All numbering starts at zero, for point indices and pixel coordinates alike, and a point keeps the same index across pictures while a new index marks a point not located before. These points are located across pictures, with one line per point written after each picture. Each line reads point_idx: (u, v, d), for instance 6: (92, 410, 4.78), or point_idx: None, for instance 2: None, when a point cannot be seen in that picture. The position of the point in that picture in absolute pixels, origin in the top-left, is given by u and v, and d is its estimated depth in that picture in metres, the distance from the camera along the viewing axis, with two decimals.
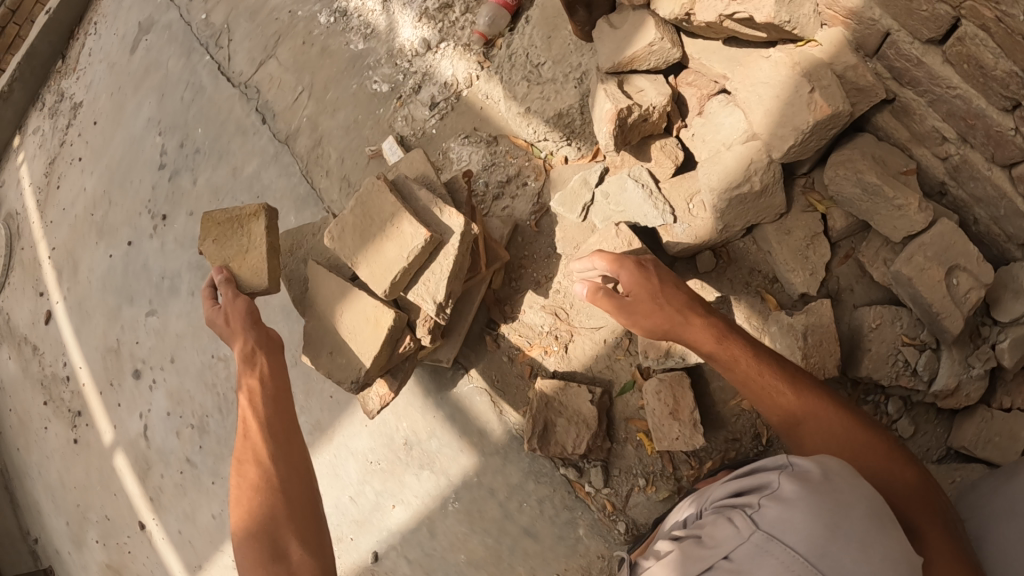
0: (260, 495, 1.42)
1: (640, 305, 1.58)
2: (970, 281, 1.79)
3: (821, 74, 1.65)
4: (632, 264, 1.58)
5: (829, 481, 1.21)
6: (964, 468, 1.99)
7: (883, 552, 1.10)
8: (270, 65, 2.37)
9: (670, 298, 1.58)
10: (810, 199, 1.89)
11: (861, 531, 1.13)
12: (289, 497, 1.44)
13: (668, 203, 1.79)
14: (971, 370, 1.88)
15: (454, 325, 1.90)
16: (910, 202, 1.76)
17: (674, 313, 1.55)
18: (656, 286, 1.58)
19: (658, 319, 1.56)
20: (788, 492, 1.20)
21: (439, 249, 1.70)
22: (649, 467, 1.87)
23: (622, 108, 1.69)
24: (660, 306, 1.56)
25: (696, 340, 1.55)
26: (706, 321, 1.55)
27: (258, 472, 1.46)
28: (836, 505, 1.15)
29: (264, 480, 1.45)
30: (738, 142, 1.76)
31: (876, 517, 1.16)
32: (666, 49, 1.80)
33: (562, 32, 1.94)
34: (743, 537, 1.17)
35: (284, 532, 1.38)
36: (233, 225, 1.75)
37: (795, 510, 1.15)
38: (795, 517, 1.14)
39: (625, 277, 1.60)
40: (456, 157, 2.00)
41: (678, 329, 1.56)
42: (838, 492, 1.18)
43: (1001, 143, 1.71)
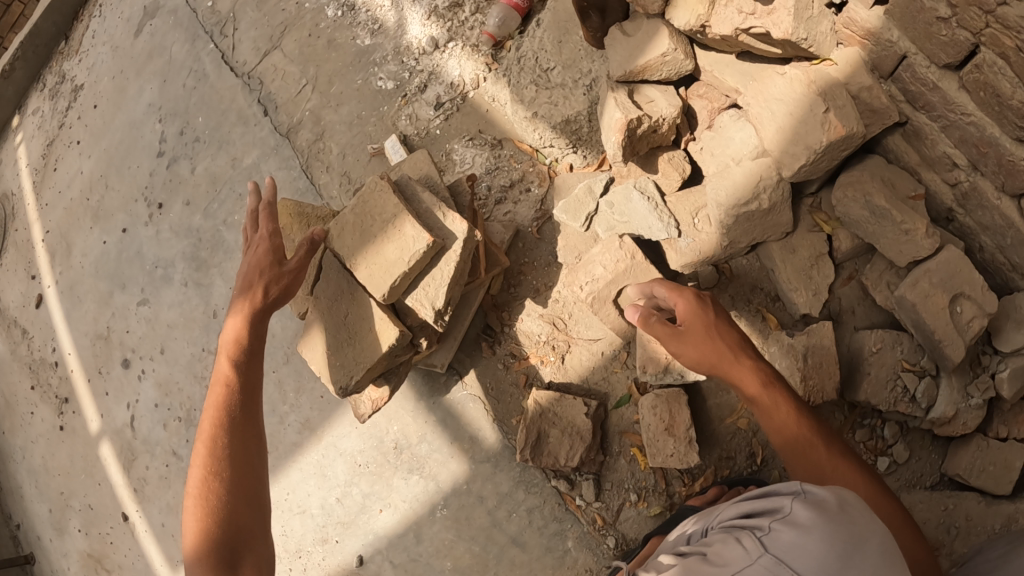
0: (222, 487, 1.44)
1: (692, 340, 1.54)
2: (974, 310, 1.77)
3: (837, 93, 1.62)
4: (693, 296, 1.56)
5: (844, 511, 1.20)
6: (959, 496, 1.97)
7: None
8: (275, 56, 2.33)
9: (724, 337, 1.54)
10: (816, 218, 1.87)
11: (873, 563, 1.12)
12: (247, 477, 1.47)
13: (673, 216, 1.76)
14: (970, 399, 1.88)
15: (450, 330, 1.88)
16: (918, 228, 1.74)
17: (728, 351, 1.52)
18: (713, 321, 1.55)
19: (722, 357, 1.52)
20: (801, 518, 1.20)
21: (439, 255, 1.65)
22: (642, 482, 1.85)
23: (632, 118, 1.66)
24: (722, 343, 1.53)
25: (739, 380, 1.51)
26: (751, 362, 1.51)
27: (218, 463, 1.46)
28: (849, 537, 1.14)
29: (223, 472, 1.45)
30: (748, 157, 1.74)
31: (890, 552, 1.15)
32: (680, 60, 1.77)
33: (574, 37, 1.90)
34: (752, 559, 1.18)
35: (245, 528, 1.43)
36: (305, 221, 1.85)
37: (807, 537, 1.15)
38: (807, 545, 1.14)
39: (690, 312, 1.56)
40: (459, 159, 1.98)
41: (726, 366, 1.52)
42: (853, 524, 1.17)
43: (1012, 173, 1.69)
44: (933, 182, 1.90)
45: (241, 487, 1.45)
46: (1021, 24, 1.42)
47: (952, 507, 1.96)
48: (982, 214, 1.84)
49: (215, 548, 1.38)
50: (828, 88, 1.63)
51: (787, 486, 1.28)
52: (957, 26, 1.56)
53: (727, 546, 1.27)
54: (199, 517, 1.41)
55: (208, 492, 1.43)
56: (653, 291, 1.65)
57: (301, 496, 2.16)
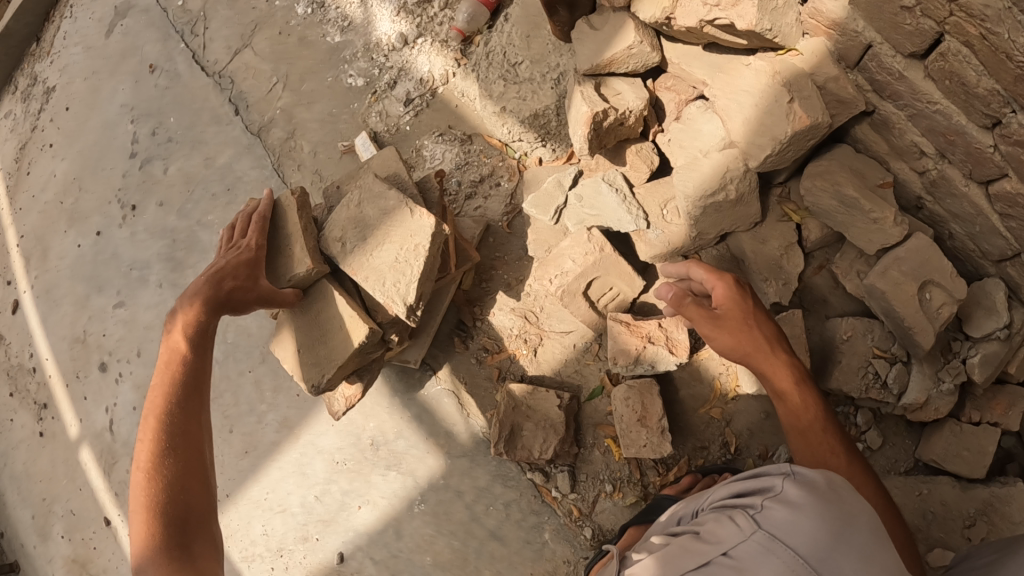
0: (168, 465, 1.38)
1: (725, 330, 1.54)
2: (943, 296, 1.78)
3: (802, 83, 1.63)
4: (733, 281, 1.54)
5: (834, 492, 1.18)
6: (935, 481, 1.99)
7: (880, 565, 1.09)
8: (246, 54, 2.32)
9: (759, 326, 1.54)
10: (784, 208, 1.87)
11: (863, 539, 1.11)
12: (188, 449, 1.42)
13: (642, 207, 1.77)
14: (941, 384, 1.89)
15: (423, 326, 1.87)
16: (886, 216, 1.75)
17: (761, 342, 1.53)
18: (751, 309, 1.54)
19: (755, 347, 1.53)
20: (793, 496, 1.17)
21: (408, 250, 1.63)
22: (616, 472, 1.86)
23: (598, 112, 1.65)
24: (756, 333, 1.53)
25: (766, 371, 1.53)
26: (785, 357, 1.53)
27: (158, 444, 1.40)
28: (843, 516, 1.12)
29: (169, 450, 1.40)
30: (715, 149, 1.72)
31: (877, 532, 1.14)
32: (645, 53, 1.77)
33: (542, 33, 1.89)
34: (745, 534, 1.14)
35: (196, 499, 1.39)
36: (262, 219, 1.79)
37: (801, 515, 1.13)
38: (801, 520, 1.12)
39: (729, 300, 1.55)
40: (429, 155, 1.97)
41: (757, 355, 1.53)
42: (843, 501, 1.15)
43: (980, 161, 1.70)
44: (902, 170, 1.91)
45: (186, 461, 1.41)
46: (984, 13, 1.41)
47: (927, 492, 1.96)
48: (951, 201, 1.86)
49: (164, 527, 1.32)
50: (793, 79, 1.65)
51: (777, 465, 1.25)
52: (921, 15, 1.55)
53: (719, 524, 1.22)
54: (143, 501, 1.35)
55: (151, 474, 1.37)
56: (689, 273, 1.63)
57: (281, 495, 2.15)
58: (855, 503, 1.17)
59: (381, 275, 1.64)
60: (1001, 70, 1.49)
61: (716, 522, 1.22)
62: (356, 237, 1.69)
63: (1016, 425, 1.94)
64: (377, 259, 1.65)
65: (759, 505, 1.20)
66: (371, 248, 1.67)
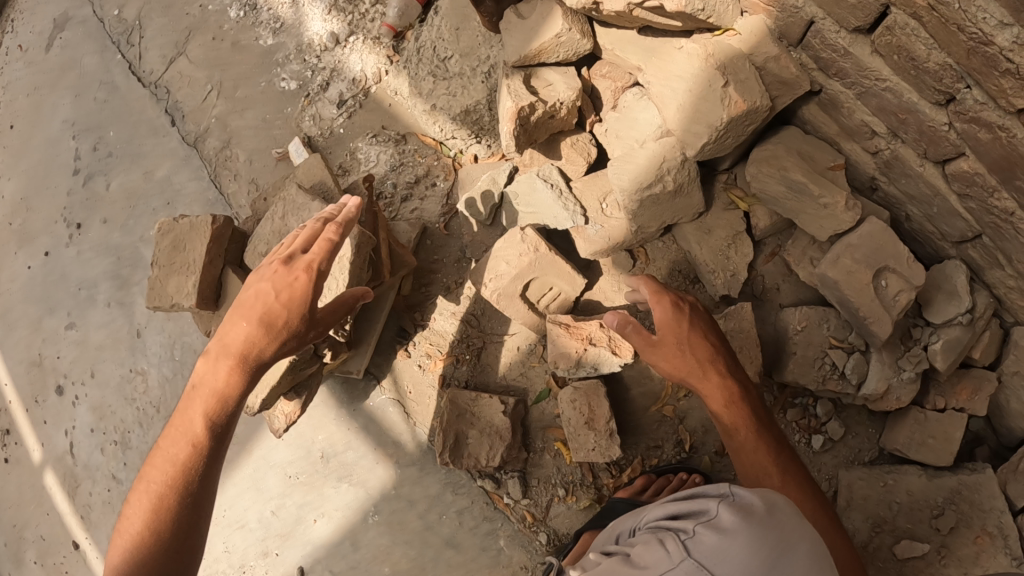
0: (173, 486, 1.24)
1: (664, 349, 1.49)
2: (900, 283, 1.70)
3: (738, 65, 1.55)
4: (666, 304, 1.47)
5: (771, 517, 1.13)
6: (901, 471, 1.93)
7: None
8: (181, 62, 2.25)
9: (700, 340, 1.48)
10: (730, 193, 1.80)
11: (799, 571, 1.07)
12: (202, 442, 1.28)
13: (580, 203, 1.72)
14: (902, 373, 1.81)
15: (363, 335, 1.83)
16: (836, 201, 1.68)
17: (699, 357, 1.47)
18: (685, 332, 1.47)
19: (695, 362, 1.47)
20: (726, 522, 1.13)
21: (335, 264, 1.60)
22: (569, 476, 1.82)
23: (523, 106, 1.59)
24: (700, 349, 1.47)
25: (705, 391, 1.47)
26: (721, 378, 1.46)
27: (185, 459, 1.26)
28: (779, 545, 1.08)
29: (180, 468, 1.25)
30: (651, 139, 1.65)
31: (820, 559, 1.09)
32: (575, 40, 1.71)
33: (471, 24, 1.84)
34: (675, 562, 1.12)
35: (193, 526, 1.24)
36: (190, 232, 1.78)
37: (732, 544, 1.08)
38: (732, 552, 1.08)
39: (670, 317, 1.49)
40: (364, 157, 1.95)
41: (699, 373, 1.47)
42: (781, 531, 1.11)
43: (934, 140, 1.62)
44: (855, 152, 1.83)
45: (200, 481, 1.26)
46: None
47: (892, 482, 1.90)
48: (906, 182, 1.78)
49: (148, 563, 1.16)
50: (728, 61, 1.56)
51: (713, 487, 1.21)
52: None
53: (651, 549, 1.20)
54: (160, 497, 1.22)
55: (158, 497, 1.22)
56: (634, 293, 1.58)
57: (238, 512, 2.10)
58: (793, 528, 1.13)
59: None
60: (951, 44, 1.41)
61: (648, 547, 1.20)
62: None
63: (983, 410, 1.88)
64: None
65: (691, 530, 1.16)
66: None
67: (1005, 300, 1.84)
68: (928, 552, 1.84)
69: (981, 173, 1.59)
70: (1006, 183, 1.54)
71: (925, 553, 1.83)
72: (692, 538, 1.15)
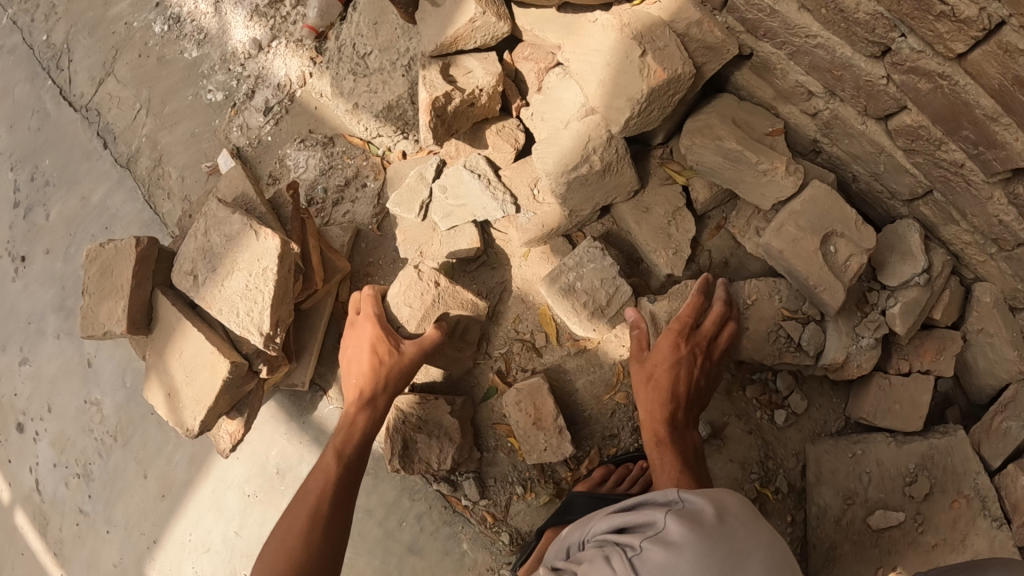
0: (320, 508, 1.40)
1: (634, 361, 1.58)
2: (850, 247, 1.64)
3: (657, 33, 1.49)
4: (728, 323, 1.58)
5: (721, 525, 1.10)
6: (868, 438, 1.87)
7: None
8: (109, 83, 2.20)
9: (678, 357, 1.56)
10: (666, 166, 1.74)
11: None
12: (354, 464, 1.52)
13: (509, 190, 1.70)
14: (860, 341, 1.74)
15: (303, 346, 1.82)
16: (775, 167, 1.62)
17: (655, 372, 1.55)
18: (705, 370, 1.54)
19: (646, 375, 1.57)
20: (674, 535, 1.08)
21: (260, 275, 1.63)
22: (525, 472, 1.78)
23: (438, 96, 1.59)
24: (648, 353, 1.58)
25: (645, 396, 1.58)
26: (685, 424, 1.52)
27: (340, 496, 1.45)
28: (730, 557, 1.04)
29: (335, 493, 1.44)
30: (576, 118, 1.60)
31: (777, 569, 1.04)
32: (494, 24, 1.66)
33: (389, 17, 1.82)
34: None
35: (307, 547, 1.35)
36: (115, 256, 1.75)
37: (682, 559, 1.04)
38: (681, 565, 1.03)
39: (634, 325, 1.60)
40: (293, 164, 1.91)
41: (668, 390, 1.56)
42: (732, 539, 1.07)
43: (872, 95, 1.56)
44: (795, 116, 1.76)
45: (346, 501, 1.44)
46: None
47: (862, 453, 1.84)
48: (849, 142, 1.72)
49: None
50: (646, 30, 1.50)
51: (662, 496, 1.16)
52: None
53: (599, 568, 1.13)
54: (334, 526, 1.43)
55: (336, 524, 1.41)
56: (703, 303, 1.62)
57: (202, 535, 2.06)
58: (747, 535, 1.09)
59: (236, 307, 1.66)
60: None
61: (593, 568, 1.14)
62: (207, 268, 1.70)
63: (949, 370, 1.83)
64: (228, 288, 1.66)
65: (637, 545, 1.12)
66: (223, 278, 1.68)
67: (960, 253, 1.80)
68: (905, 522, 1.79)
69: (925, 126, 1.53)
70: (951, 133, 1.50)
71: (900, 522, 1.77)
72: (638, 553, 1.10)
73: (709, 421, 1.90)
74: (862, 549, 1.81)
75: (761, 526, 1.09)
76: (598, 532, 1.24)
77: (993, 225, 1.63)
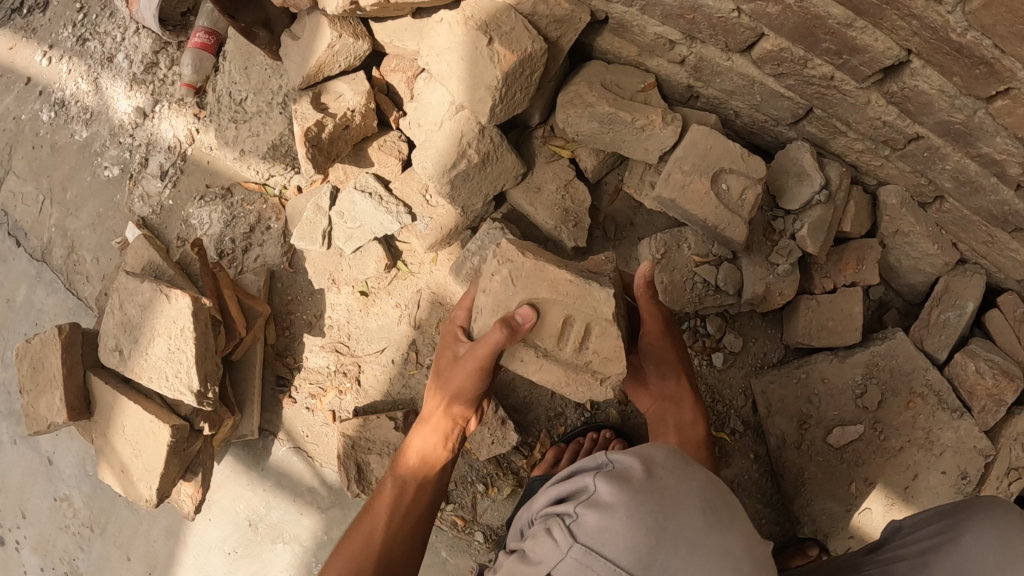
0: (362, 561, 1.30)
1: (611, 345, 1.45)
2: (741, 181, 1.64)
3: (501, 18, 1.51)
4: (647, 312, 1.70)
5: (651, 478, 1.04)
6: (813, 361, 1.89)
7: (720, 549, 0.96)
8: (9, 180, 2.21)
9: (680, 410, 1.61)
10: (549, 142, 1.77)
11: (691, 525, 0.97)
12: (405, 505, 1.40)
13: (402, 202, 1.74)
14: (776, 269, 1.76)
15: (244, 395, 1.85)
16: (652, 120, 1.64)
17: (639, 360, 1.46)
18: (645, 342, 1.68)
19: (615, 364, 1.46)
20: (606, 496, 1.01)
21: (178, 336, 1.65)
22: (483, 469, 1.81)
23: (309, 126, 1.62)
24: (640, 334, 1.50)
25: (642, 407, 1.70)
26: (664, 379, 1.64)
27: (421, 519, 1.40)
28: (662, 507, 0.98)
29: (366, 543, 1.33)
30: (448, 117, 1.62)
31: (711, 510, 1.00)
32: (354, 45, 1.70)
33: (258, 59, 1.86)
34: (563, 551, 0.99)
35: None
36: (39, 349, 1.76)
37: (615, 520, 0.98)
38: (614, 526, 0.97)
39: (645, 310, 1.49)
40: (197, 222, 1.93)
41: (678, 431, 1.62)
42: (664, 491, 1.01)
43: (729, 29, 1.55)
44: (665, 67, 1.76)
45: (402, 542, 1.35)
46: None
47: (807, 376, 1.86)
48: (722, 80, 1.72)
49: None
50: (495, 15, 1.53)
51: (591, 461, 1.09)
52: None
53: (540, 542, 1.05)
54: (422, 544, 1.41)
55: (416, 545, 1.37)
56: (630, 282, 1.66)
57: None
58: (677, 486, 1.03)
59: (165, 372, 1.68)
60: None
61: (534, 546, 1.05)
62: (130, 340, 1.71)
63: (874, 277, 1.86)
64: (152, 356, 1.68)
65: (573, 513, 1.04)
66: (146, 346, 1.69)
67: (859, 162, 1.82)
68: (865, 433, 1.86)
69: (786, 48, 1.54)
70: (814, 49, 1.51)
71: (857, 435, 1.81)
72: (576, 521, 1.03)
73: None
74: (828, 469, 1.86)
75: (690, 471, 1.04)
76: (539, 507, 1.16)
77: (879, 127, 1.65)
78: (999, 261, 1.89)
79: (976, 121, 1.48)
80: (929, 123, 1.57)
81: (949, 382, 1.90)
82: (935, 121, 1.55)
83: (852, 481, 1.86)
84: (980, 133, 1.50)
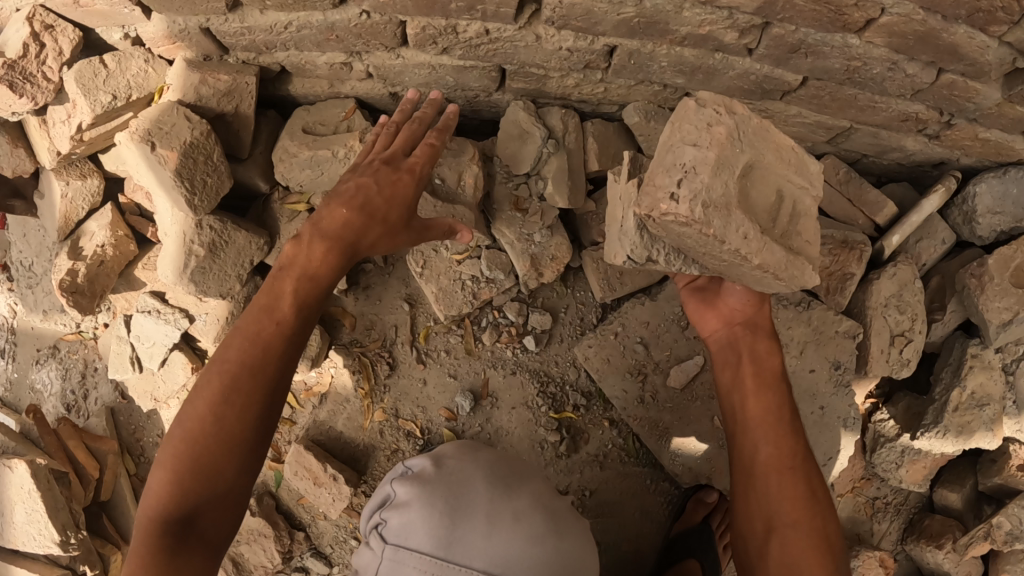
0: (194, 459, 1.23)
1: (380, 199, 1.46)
2: (454, 169, 1.62)
3: (165, 118, 1.57)
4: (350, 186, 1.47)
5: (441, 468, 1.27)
6: (626, 310, 1.76)
7: (511, 510, 1.19)
8: None
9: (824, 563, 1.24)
10: (284, 203, 1.76)
11: (479, 500, 1.20)
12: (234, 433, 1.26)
13: (178, 308, 1.81)
14: (535, 237, 1.66)
15: (123, 529, 1.95)
16: (352, 146, 1.66)
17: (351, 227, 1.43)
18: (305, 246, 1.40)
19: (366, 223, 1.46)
20: (403, 495, 1.20)
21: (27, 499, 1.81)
22: (350, 526, 1.85)
23: (63, 278, 1.73)
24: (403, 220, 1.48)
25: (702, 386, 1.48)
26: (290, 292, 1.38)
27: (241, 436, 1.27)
28: (449, 496, 1.19)
29: (187, 453, 1.23)
30: (171, 221, 1.67)
31: (495, 481, 1.26)
32: (86, 186, 1.79)
33: (32, 224, 1.95)
34: (379, 555, 1.16)
35: (206, 518, 1.22)
36: None
37: (412, 511, 1.16)
38: (412, 516, 1.15)
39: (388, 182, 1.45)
40: (40, 386, 1.99)
41: (793, 521, 1.29)
42: (451, 479, 1.23)
43: (372, 31, 1.52)
44: (360, 86, 1.72)
45: (226, 458, 1.24)
46: None
47: (622, 327, 1.75)
48: (407, 77, 1.66)
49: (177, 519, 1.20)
50: (163, 116, 1.58)
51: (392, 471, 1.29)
52: None
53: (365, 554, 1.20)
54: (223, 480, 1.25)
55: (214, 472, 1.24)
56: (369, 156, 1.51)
57: None
58: (464, 472, 1.27)
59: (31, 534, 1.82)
60: None
61: (362, 546, 1.23)
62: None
63: None
64: (18, 523, 1.83)
65: (382, 518, 1.21)
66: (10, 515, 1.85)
67: (604, 96, 1.65)
68: (706, 363, 1.72)
69: (427, 26, 1.48)
70: (454, 15, 1.43)
71: (693, 368, 1.70)
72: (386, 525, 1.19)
73: (469, 387, 1.80)
74: (681, 413, 1.74)
75: (472, 460, 1.30)
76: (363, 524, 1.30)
77: (568, 57, 1.51)
78: (793, 128, 1.78)
79: (648, 9, 1.36)
80: (611, 31, 1.43)
81: (782, 278, 1.74)
82: (612, 27, 1.41)
83: (714, 415, 1.73)
84: (662, 17, 1.37)
